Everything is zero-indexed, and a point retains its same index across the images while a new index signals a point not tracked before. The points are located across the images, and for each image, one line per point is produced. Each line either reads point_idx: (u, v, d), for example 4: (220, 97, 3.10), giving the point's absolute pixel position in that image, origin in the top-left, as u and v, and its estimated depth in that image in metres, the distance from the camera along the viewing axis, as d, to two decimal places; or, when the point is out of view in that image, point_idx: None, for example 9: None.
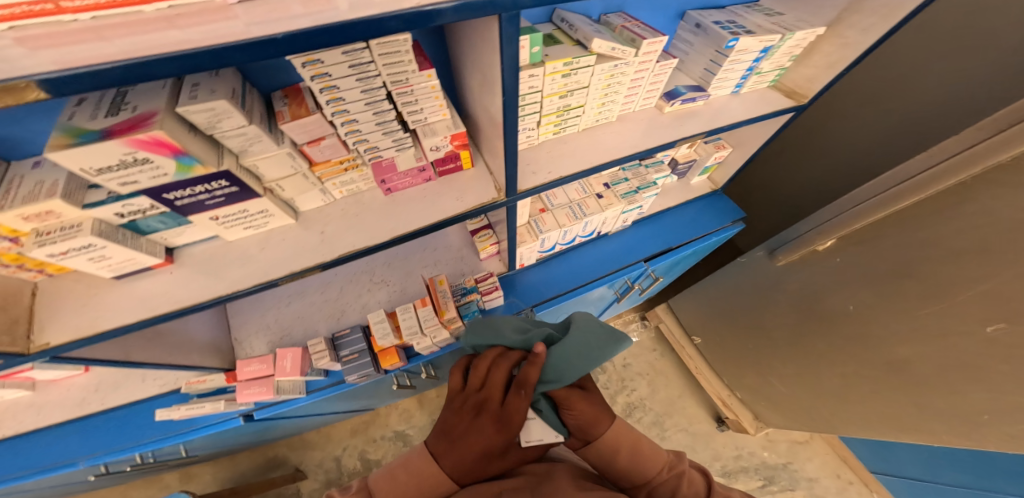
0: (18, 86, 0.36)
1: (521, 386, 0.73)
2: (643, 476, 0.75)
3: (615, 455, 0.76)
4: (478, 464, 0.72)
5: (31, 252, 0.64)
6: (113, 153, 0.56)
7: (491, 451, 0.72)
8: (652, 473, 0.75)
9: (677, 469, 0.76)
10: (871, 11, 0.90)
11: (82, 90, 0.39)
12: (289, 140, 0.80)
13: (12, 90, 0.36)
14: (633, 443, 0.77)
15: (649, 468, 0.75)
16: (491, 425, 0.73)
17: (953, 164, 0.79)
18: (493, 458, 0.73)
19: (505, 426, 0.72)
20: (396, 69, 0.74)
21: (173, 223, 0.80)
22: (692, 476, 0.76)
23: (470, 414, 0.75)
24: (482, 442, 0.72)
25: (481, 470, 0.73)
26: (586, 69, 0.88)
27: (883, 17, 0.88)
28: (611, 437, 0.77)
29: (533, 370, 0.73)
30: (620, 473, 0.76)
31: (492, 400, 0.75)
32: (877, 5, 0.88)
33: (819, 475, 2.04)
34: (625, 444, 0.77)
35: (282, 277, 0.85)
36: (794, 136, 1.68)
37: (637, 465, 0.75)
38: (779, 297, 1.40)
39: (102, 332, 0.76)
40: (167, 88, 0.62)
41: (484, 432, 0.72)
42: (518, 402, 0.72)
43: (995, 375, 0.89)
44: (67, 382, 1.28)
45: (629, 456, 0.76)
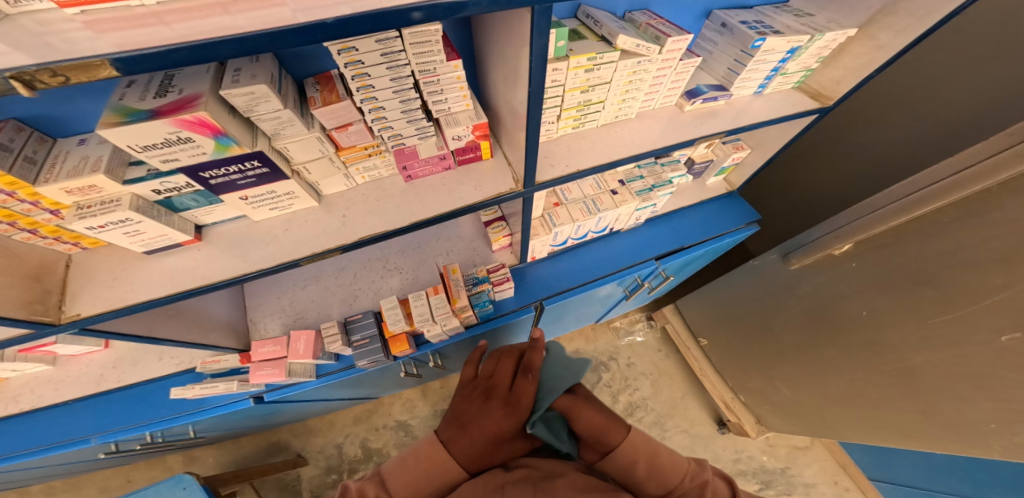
0: (93, 65, 0.39)
1: (528, 370, 0.70)
2: (664, 486, 0.66)
3: (632, 469, 0.67)
4: (487, 449, 0.66)
5: (72, 224, 0.68)
6: (159, 132, 0.58)
7: (502, 436, 0.66)
8: (673, 482, 0.66)
9: (699, 479, 0.67)
10: (907, 12, 0.91)
11: (148, 71, 0.42)
12: (319, 125, 0.82)
13: (86, 68, 0.39)
14: (652, 453, 0.69)
15: (669, 477, 0.66)
16: (501, 410, 0.67)
17: (979, 171, 0.80)
18: (504, 443, 0.67)
19: (515, 410, 0.67)
20: (425, 59, 0.75)
21: (205, 202, 0.82)
22: (716, 486, 0.68)
23: (479, 400, 0.70)
24: (491, 426, 0.66)
25: (490, 455, 0.66)
26: (609, 65, 0.89)
27: (919, 18, 0.89)
28: (628, 448, 0.68)
29: (538, 354, 0.73)
30: (639, 485, 0.67)
31: (500, 386, 0.70)
32: (914, 7, 0.89)
33: (817, 481, 2.05)
34: (643, 454, 0.68)
35: (303, 258, 0.86)
36: (813, 140, 1.68)
37: (658, 477, 0.66)
38: (790, 300, 1.41)
39: (132, 306, 0.79)
40: (211, 73, 0.65)
41: (495, 416, 0.66)
42: (527, 385, 0.68)
43: (1007, 384, 0.90)
44: (85, 358, 1.30)
45: (649, 466, 0.67)
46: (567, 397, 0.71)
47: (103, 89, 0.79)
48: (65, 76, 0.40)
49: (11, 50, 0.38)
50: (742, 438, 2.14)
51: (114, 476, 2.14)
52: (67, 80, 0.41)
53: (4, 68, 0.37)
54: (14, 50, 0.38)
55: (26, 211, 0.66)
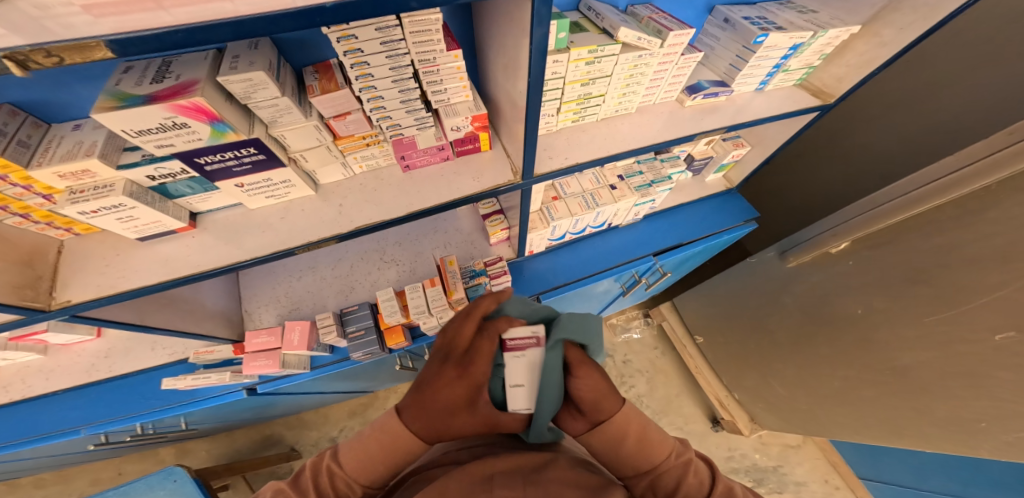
0: (88, 46, 0.38)
1: (492, 331, 0.68)
2: (648, 463, 0.65)
3: (622, 441, 0.65)
4: (440, 417, 0.62)
5: (64, 209, 0.66)
6: (154, 117, 0.57)
7: (456, 403, 0.62)
8: (658, 458, 0.65)
9: (684, 457, 0.66)
10: (911, 9, 0.90)
11: (142, 52, 0.42)
12: (317, 113, 0.80)
13: (82, 50, 0.39)
14: (642, 428, 0.66)
15: (655, 454, 0.65)
16: (458, 371, 0.63)
17: (979, 169, 0.80)
18: (457, 412, 0.62)
19: (468, 375, 0.63)
20: (424, 47, 0.74)
21: (200, 189, 0.81)
22: (698, 465, 0.66)
23: (436, 364, 0.65)
24: (444, 393, 0.62)
25: (445, 425, 0.62)
26: (610, 58, 0.88)
27: (923, 15, 0.89)
28: (621, 420, 0.66)
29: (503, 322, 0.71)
30: (624, 461, 0.66)
31: (458, 348, 0.65)
32: (918, 3, 0.89)
33: (808, 479, 2.06)
34: (634, 428, 0.66)
35: (299, 247, 0.86)
36: (813, 139, 1.69)
37: (644, 453, 0.65)
38: (788, 298, 1.41)
39: (124, 293, 0.78)
40: (209, 59, 0.64)
41: (448, 381, 0.62)
42: (486, 346, 0.66)
43: (997, 383, 0.91)
44: (76, 348, 1.29)
45: (637, 442, 0.65)
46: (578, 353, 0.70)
47: (103, 75, 0.78)
48: (59, 57, 0.39)
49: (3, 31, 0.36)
50: (735, 436, 2.15)
51: (105, 469, 2.13)
52: (60, 62, 0.40)
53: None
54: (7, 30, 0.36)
55: (18, 196, 0.65)
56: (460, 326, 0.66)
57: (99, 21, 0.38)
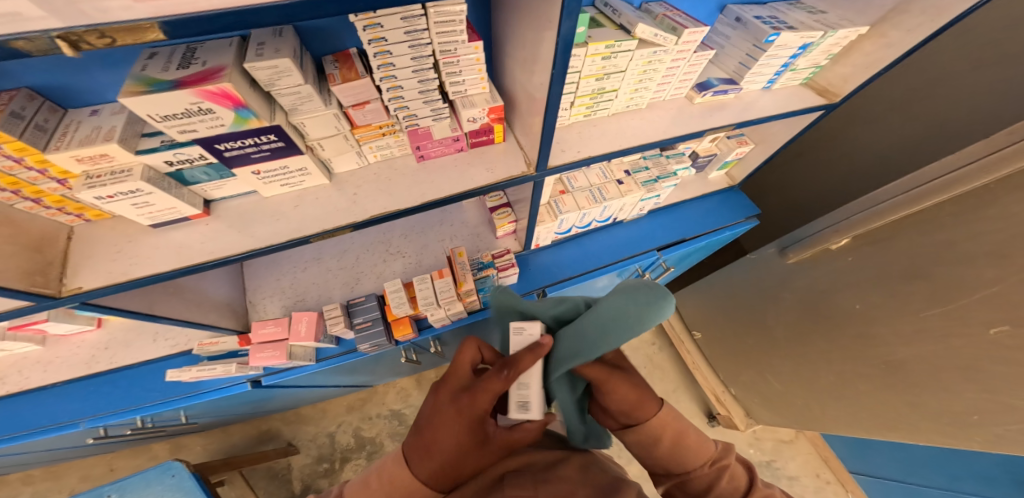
0: (142, 28, 0.38)
1: (503, 366, 0.62)
2: (681, 466, 0.66)
3: (655, 444, 0.67)
4: (448, 459, 0.58)
5: (80, 194, 0.65)
6: (180, 102, 0.57)
7: (462, 444, 0.58)
8: (692, 465, 0.66)
9: (722, 462, 0.65)
10: (920, 11, 0.93)
11: (191, 34, 0.41)
12: (336, 101, 0.81)
13: (136, 32, 0.39)
14: (679, 434, 0.67)
15: (688, 460, 0.66)
16: (461, 401, 0.59)
17: (979, 167, 0.83)
18: (470, 450, 0.58)
19: (467, 409, 0.59)
20: (446, 38, 0.75)
21: (216, 176, 0.80)
22: (735, 471, 0.66)
23: (439, 402, 0.62)
24: (447, 433, 0.58)
25: (456, 465, 0.58)
26: (626, 54, 0.89)
27: (931, 17, 0.92)
28: (655, 424, 0.67)
29: (523, 360, 0.64)
30: (656, 460, 0.68)
31: (459, 377, 0.64)
32: (927, 5, 0.91)
33: (801, 475, 2.12)
34: (670, 433, 0.67)
35: (313, 235, 0.86)
36: (814, 139, 1.73)
37: (678, 457, 0.66)
38: (787, 294, 1.45)
39: (133, 280, 0.76)
40: (235, 47, 0.64)
41: (449, 417, 0.59)
42: (494, 381, 0.60)
43: (990, 375, 0.95)
44: (77, 338, 1.27)
45: (672, 445, 0.67)
46: (601, 369, 0.67)
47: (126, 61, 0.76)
48: (111, 38, 0.39)
49: (48, 14, 0.36)
50: (730, 432, 2.20)
51: (97, 464, 2.09)
52: (112, 42, 0.40)
53: (52, 28, 0.36)
54: (51, 14, 0.36)
55: (32, 179, 0.64)
56: (461, 352, 0.66)
57: (136, 6, 0.37)
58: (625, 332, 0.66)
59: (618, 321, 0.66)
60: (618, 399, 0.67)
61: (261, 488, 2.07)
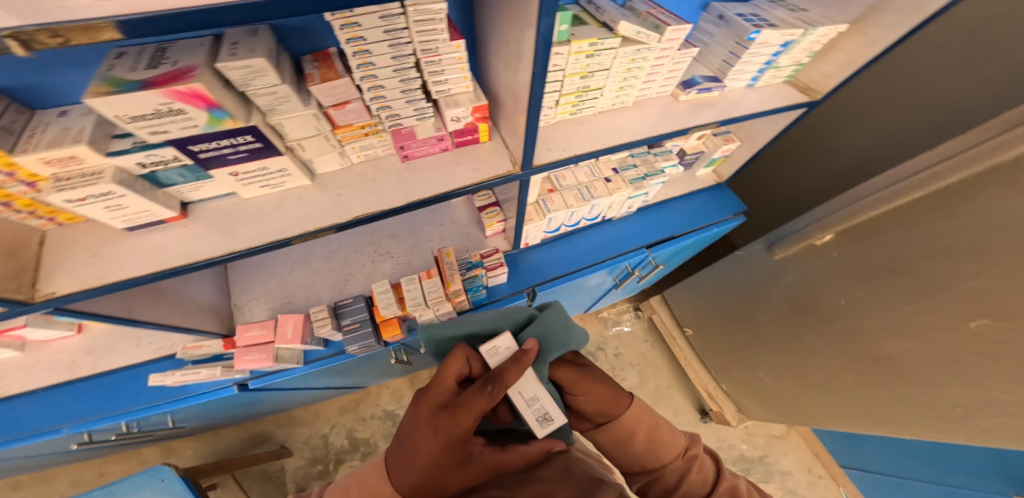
0: (97, 27, 0.37)
1: (489, 382, 0.61)
2: (656, 461, 0.67)
3: (630, 440, 0.68)
4: (427, 477, 0.55)
5: (49, 197, 0.63)
6: (150, 103, 0.56)
7: (442, 462, 0.56)
8: (667, 457, 0.67)
9: (690, 452, 0.68)
10: (897, 9, 0.94)
11: (159, 32, 0.41)
12: (315, 102, 0.80)
13: (90, 31, 0.37)
14: (652, 426, 0.69)
15: (663, 452, 0.67)
16: (443, 418, 0.58)
17: (956, 163, 0.84)
18: (450, 469, 0.55)
19: (448, 426, 0.57)
20: (427, 37, 0.74)
21: (192, 178, 0.78)
22: (705, 462, 0.68)
23: (420, 415, 0.60)
24: (426, 450, 0.56)
25: (437, 485, 0.55)
26: (609, 51, 0.89)
27: (909, 14, 0.92)
28: (629, 418, 0.69)
29: (510, 375, 0.63)
30: (632, 456, 0.68)
31: (443, 390, 0.63)
32: (903, 3, 0.92)
33: (793, 469, 2.15)
34: (643, 427, 0.69)
35: (295, 237, 0.84)
36: (800, 136, 1.74)
37: (653, 451, 0.67)
38: (775, 290, 1.46)
39: (111, 284, 0.75)
40: (207, 46, 0.63)
41: (428, 434, 0.57)
42: (479, 398, 0.59)
43: (972, 368, 0.96)
44: (57, 344, 1.24)
45: (647, 440, 0.68)
46: (571, 371, 0.73)
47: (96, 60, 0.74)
48: (65, 37, 0.37)
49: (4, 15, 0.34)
50: (723, 428, 2.22)
51: (86, 469, 2.06)
52: (65, 42, 0.38)
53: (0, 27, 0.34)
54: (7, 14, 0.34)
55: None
56: (447, 364, 0.65)
57: (100, 5, 0.36)
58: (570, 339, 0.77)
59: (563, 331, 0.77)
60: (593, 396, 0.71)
61: (254, 492, 2.06)
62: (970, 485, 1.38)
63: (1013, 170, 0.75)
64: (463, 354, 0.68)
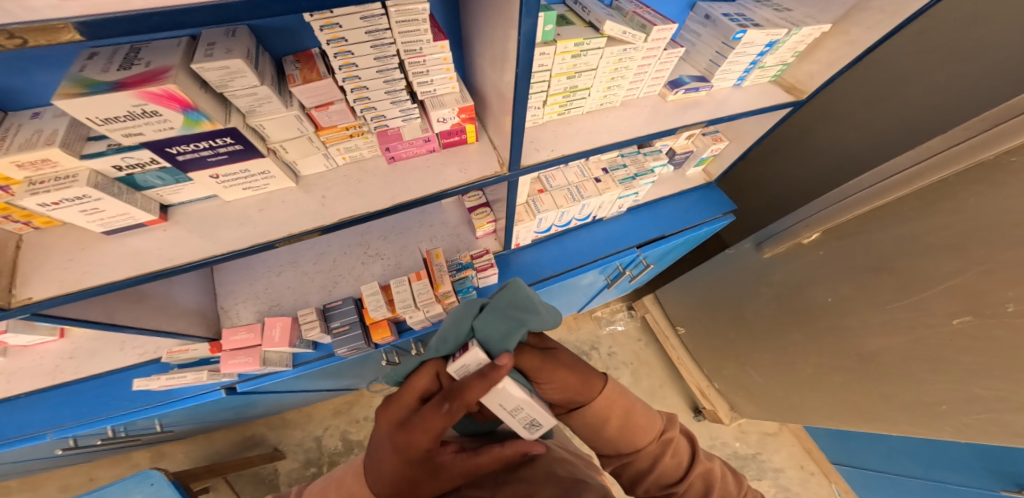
0: (56, 28, 0.36)
1: (448, 400, 0.57)
2: (630, 446, 0.66)
3: (603, 424, 0.66)
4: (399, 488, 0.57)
5: (22, 201, 0.62)
6: (122, 105, 0.55)
7: (409, 476, 0.56)
8: (640, 443, 0.65)
9: (666, 436, 0.67)
10: (877, 9, 0.94)
11: (123, 33, 0.40)
12: (297, 103, 0.79)
13: (49, 32, 0.36)
14: (626, 411, 0.67)
15: (637, 438, 0.65)
16: (399, 437, 0.58)
17: (936, 163, 0.85)
18: (417, 482, 0.56)
19: (408, 445, 0.57)
20: (410, 37, 0.74)
21: (171, 180, 0.77)
22: (679, 446, 0.67)
23: (387, 430, 0.60)
24: (391, 466, 0.57)
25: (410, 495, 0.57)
26: (596, 51, 0.88)
27: (890, 14, 0.93)
28: (602, 404, 0.66)
29: (473, 390, 0.58)
30: (606, 441, 0.67)
31: (404, 405, 0.62)
32: (883, 3, 0.93)
33: (785, 466, 2.17)
34: (617, 412, 0.66)
35: (280, 239, 0.84)
36: (787, 135, 1.75)
37: (626, 437, 0.65)
38: (765, 289, 1.47)
39: (89, 289, 0.74)
40: (182, 46, 0.62)
41: (390, 451, 0.58)
42: (434, 414, 0.57)
43: (956, 364, 0.97)
44: (39, 349, 1.22)
45: (620, 426, 0.66)
46: (533, 357, 0.67)
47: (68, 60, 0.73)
48: (23, 39, 0.36)
49: None
50: (716, 425, 2.24)
51: (75, 474, 2.03)
52: (24, 43, 0.37)
53: None
54: None
55: None
56: (412, 379, 0.63)
57: (65, 4, 0.35)
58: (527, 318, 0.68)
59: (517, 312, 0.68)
60: (561, 380, 0.66)
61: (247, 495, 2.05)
62: (955, 480, 1.41)
63: (992, 170, 0.76)
64: (431, 370, 0.65)
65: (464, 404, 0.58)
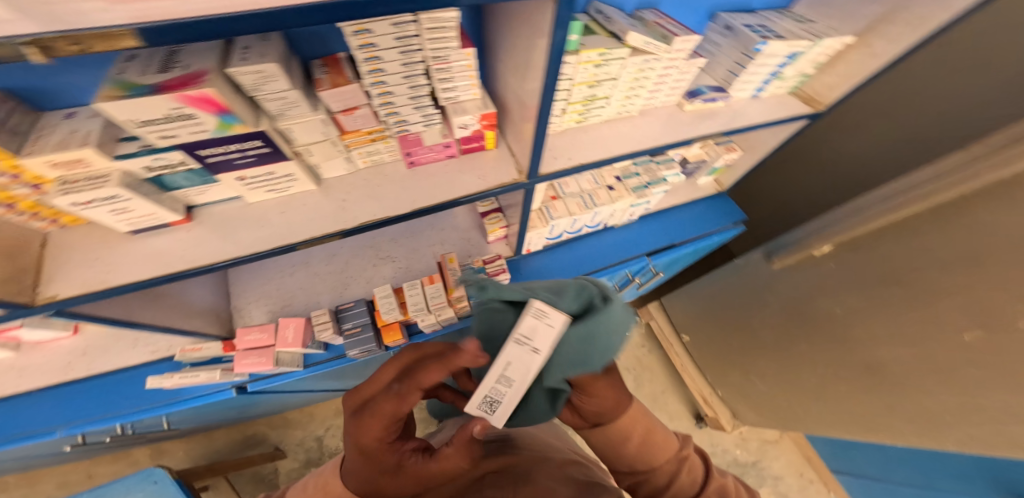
0: (115, 35, 0.37)
1: (398, 381, 0.52)
2: (647, 464, 0.64)
3: (624, 442, 0.64)
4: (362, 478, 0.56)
5: (54, 200, 0.63)
6: (160, 107, 0.55)
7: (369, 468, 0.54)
8: (658, 460, 0.64)
9: (682, 454, 0.66)
10: (904, 20, 0.96)
11: (174, 40, 0.40)
12: (324, 107, 0.79)
13: (108, 39, 0.37)
14: (647, 430, 0.65)
15: (655, 456, 0.64)
16: (349, 422, 0.54)
17: (954, 178, 0.85)
18: (376, 475, 0.55)
19: (361, 433, 0.53)
20: (439, 45, 0.74)
21: (198, 181, 0.77)
22: (694, 463, 0.67)
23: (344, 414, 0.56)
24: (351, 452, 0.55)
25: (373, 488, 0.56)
26: (617, 61, 0.89)
27: (915, 27, 0.94)
28: (625, 422, 0.64)
29: (425, 374, 0.51)
30: (624, 458, 0.65)
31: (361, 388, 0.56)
32: (911, 16, 0.94)
33: (784, 473, 2.17)
34: (639, 430, 0.65)
35: (301, 242, 0.84)
36: (799, 147, 1.77)
37: (645, 455, 0.64)
38: (773, 298, 1.48)
39: (112, 288, 0.74)
40: (218, 50, 0.62)
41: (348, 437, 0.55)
42: (385, 401, 0.51)
43: (963, 378, 0.97)
44: (51, 345, 1.22)
45: (640, 444, 0.64)
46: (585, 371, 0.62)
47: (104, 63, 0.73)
48: (84, 45, 0.37)
49: (12, 16, 0.33)
50: (717, 433, 2.24)
51: (74, 470, 2.03)
52: (84, 49, 0.38)
53: (19, 34, 0.34)
54: (15, 15, 0.33)
55: (3, 185, 0.62)
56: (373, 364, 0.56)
57: (113, 9, 0.36)
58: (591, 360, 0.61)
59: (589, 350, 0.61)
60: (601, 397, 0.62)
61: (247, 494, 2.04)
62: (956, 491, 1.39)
63: (1009, 186, 0.77)
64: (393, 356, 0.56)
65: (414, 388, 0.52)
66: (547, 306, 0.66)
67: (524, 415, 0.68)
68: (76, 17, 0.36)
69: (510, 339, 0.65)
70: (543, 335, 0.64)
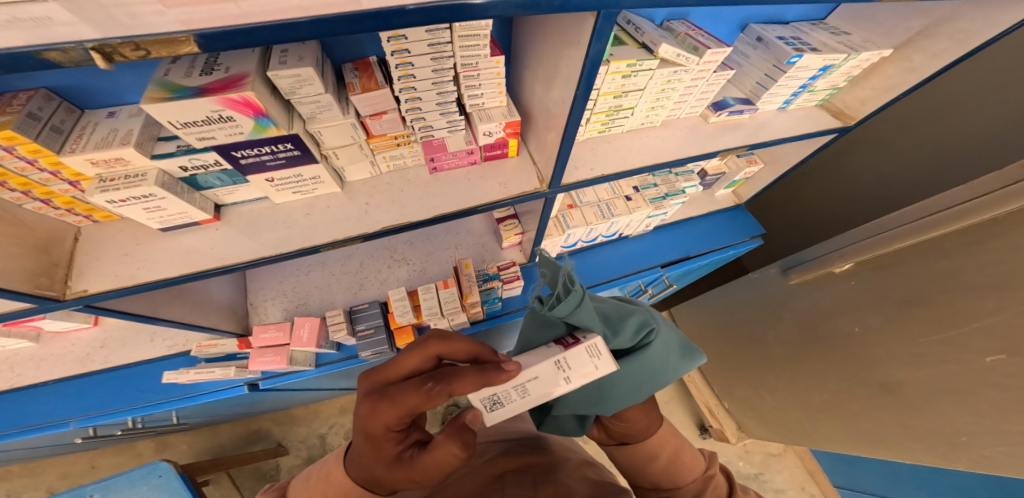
0: (177, 40, 0.38)
1: (430, 378, 0.50)
2: (672, 483, 0.64)
3: (651, 461, 0.64)
4: (366, 459, 0.55)
5: (92, 197, 0.64)
6: (202, 109, 0.56)
7: (375, 450, 0.53)
8: (683, 480, 0.64)
9: (708, 473, 0.65)
10: (946, 35, 0.96)
11: (229, 46, 0.41)
12: (353, 111, 0.81)
13: (170, 44, 0.39)
14: (676, 450, 0.66)
15: (681, 475, 0.64)
16: (366, 405, 0.52)
17: (993, 199, 0.84)
18: (380, 458, 0.53)
19: (376, 417, 0.51)
20: (469, 52, 0.75)
21: (229, 181, 0.79)
22: (720, 482, 0.65)
23: (362, 395, 0.55)
24: (361, 431, 0.54)
25: (375, 472, 0.54)
26: (647, 72, 0.89)
27: (959, 41, 0.94)
28: (653, 442, 0.65)
29: (458, 380, 0.50)
30: (648, 475, 0.66)
31: (386, 375, 0.54)
32: (954, 30, 0.94)
33: (787, 487, 2.13)
34: (668, 449, 0.65)
35: (323, 245, 0.85)
36: (820, 162, 1.76)
37: (670, 473, 0.64)
38: (789, 313, 1.46)
39: (142, 284, 0.75)
40: (258, 53, 0.64)
41: (360, 417, 0.53)
42: (411, 394, 0.49)
43: (983, 401, 0.94)
44: (71, 336, 1.24)
45: (667, 463, 0.64)
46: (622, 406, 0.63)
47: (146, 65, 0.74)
48: (146, 50, 0.39)
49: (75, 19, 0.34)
50: (721, 445, 2.20)
51: (77, 461, 2.04)
52: (146, 54, 0.40)
53: (87, 38, 0.36)
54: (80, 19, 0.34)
55: (44, 180, 0.63)
56: (404, 354, 0.54)
57: (167, 11, 0.37)
58: (608, 405, 0.62)
59: (611, 397, 0.62)
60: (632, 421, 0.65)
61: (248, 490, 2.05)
62: None
63: None
64: (424, 350, 0.54)
65: (442, 388, 0.49)
66: (605, 349, 0.58)
67: (553, 426, 0.70)
68: (133, 21, 0.37)
69: (553, 354, 0.57)
70: (584, 372, 0.57)
